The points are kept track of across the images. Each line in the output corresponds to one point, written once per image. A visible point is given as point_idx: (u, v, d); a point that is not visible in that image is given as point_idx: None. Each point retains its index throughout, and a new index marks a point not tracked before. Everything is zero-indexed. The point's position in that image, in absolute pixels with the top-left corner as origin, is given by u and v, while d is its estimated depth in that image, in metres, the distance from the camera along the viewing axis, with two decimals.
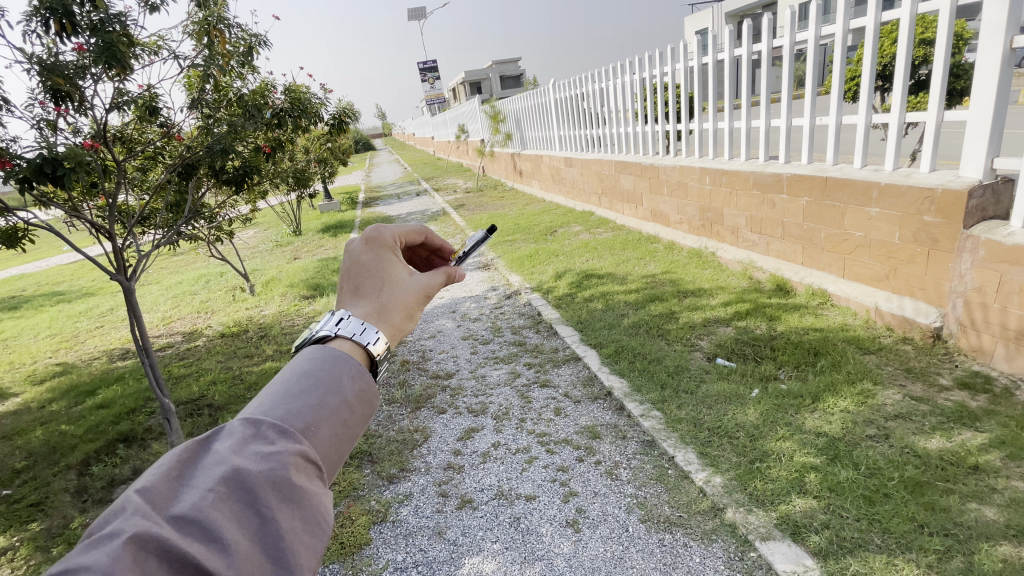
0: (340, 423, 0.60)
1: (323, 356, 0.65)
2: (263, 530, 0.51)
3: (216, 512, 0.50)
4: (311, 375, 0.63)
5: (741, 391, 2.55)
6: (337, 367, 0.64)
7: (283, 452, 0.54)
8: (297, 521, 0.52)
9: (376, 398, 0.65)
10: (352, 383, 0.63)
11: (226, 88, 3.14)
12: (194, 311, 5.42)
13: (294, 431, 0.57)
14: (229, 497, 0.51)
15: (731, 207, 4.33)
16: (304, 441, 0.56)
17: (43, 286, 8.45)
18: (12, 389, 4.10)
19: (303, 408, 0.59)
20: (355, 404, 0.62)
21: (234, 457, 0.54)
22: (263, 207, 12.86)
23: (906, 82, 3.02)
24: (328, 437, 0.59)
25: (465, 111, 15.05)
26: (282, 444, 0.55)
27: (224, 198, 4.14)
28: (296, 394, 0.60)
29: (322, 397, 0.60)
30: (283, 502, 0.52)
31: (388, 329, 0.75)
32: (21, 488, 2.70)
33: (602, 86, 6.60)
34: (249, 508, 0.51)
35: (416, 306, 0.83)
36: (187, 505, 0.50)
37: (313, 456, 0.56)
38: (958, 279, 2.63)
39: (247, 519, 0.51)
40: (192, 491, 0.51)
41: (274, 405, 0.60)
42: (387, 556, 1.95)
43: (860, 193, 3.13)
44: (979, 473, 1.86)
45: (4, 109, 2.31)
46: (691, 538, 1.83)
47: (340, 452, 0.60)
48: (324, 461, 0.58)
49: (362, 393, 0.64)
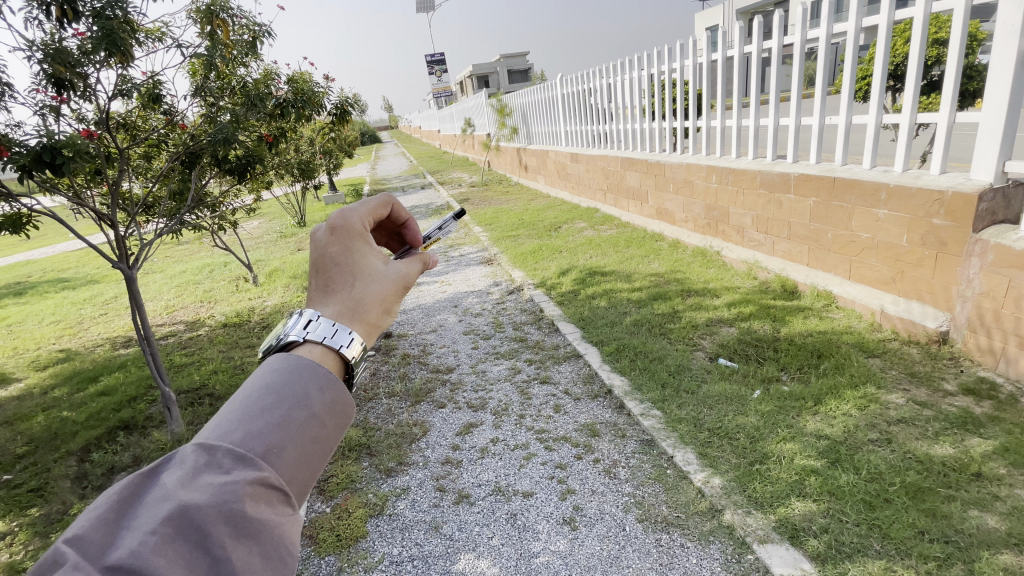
0: (306, 441, 0.58)
1: (290, 366, 0.63)
2: (214, 572, 0.48)
3: (158, 557, 0.48)
4: (273, 390, 0.60)
5: (742, 392, 2.53)
6: (305, 379, 0.62)
7: (236, 483, 0.52)
8: (255, 558, 0.50)
9: (348, 406, 0.63)
10: (321, 394, 0.61)
11: (230, 76, 3.12)
12: (197, 301, 5.44)
13: (252, 458, 0.54)
14: (176, 538, 0.50)
15: (738, 206, 4.29)
16: (263, 466, 0.54)
17: (49, 272, 8.51)
18: (16, 375, 4.13)
19: (263, 428, 0.57)
20: (325, 417, 0.60)
21: (183, 492, 0.53)
22: (268, 197, 12.87)
23: (918, 82, 2.97)
24: (293, 457, 0.57)
25: (472, 104, 14.99)
26: (236, 473, 0.53)
27: (228, 188, 4.14)
28: (256, 413, 0.58)
29: (285, 415, 0.57)
30: (236, 539, 0.50)
31: (366, 329, 0.76)
32: (22, 473, 2.72)
33: (610, 81, 6.54)
34: (198, 550, 0.49)
35: (395, 299, 0.84)
36: (125, 552, 0.48)
37: (274, 480, 0.54)
38: (966, 283, 2.59)
39: (195, 561, 0.49)
40: (133, 536, 0.50)
41: (232, 428, 0.58)
42: (382, 549, 1.95)
43: (869, 194, 3.08)
44: (982, 480, 1.84)
45: (8, 95, 2.32)
46: (689, 539, 1.82)
47: (307, 472, 0.58)
48: (290, 486, 0.56)
49: (333, 404, 0.62)
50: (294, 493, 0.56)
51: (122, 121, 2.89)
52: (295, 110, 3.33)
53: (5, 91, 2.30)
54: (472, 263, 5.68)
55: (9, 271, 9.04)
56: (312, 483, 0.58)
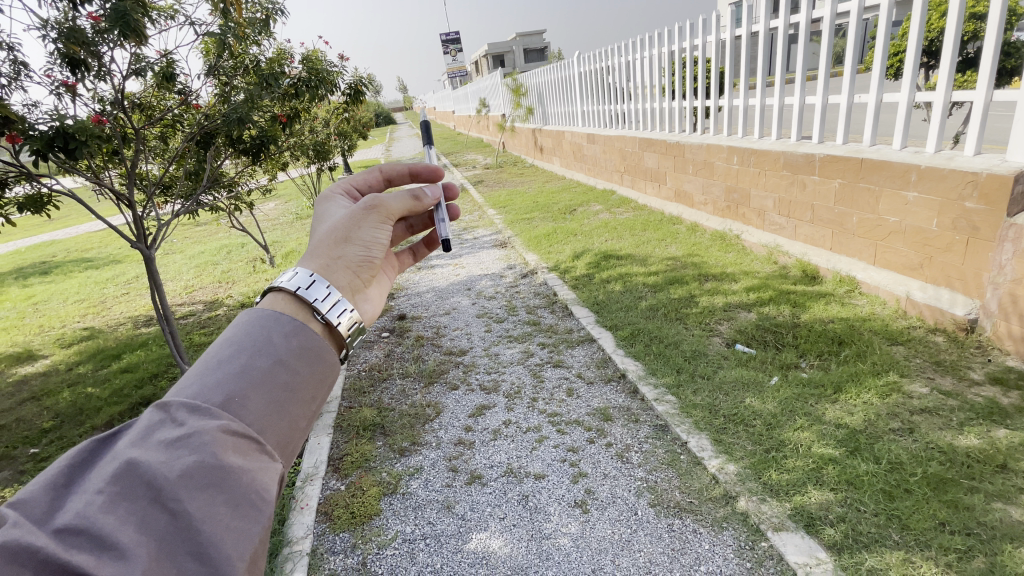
0: (270, 388, 0.63)
1: (253, 318, 0.69)
2: (174, 521, 0.53)
3: (108, 515, 0.52)
4: (233, 343, 0.66)
5: (760, 378, 2.48)
6: (269, 328, 0.68)
7: (193, 435, 0.57)
8: (218, 505, 0.54)
9: (316, 351, 0.69)
10: (285, 341, 0.67)
11: (243, 55, 3.08)
12: (215, 281, 5.52)
13: (212, 409, 0.60)
14: (125, 496, 0.53)
15: (759, 188, 4.17)
16: (223, 416, 0.59)
17: (73, 252, 8.69)
18: (42, 352, 4.25)
19: (222, 379, 0.62)
20: (290, 363, 0.66)
21: (134, 450, 0.57)
22: (283, 179, 12.92)
23: (955, 58, 2.81)
24: (255, 405, 0.62)
25: (487, 84, 14.76)
26: (192, 425, 0.58)
27: (243, 168, 4.15)
28: (217, 365, 0.63)
29: (247, 362, 0.64)
30: (194, 490, 0.54)
31: (313, 256, 0.86)
32: (49, 448, 2.81)
33: (628, 58, 6.36)
34: (152, 504, 0.53)
35: (349, 226, 0.93)
36: (74, 513, 0.52)
37: (237, 428, 0.59)
38: (997, 269, 2.49)
39: (151, 514, 0.53)
40: (81, 497, 0.54)
41: (189, 385, 0.63)
42: (395, 527, 1.98)
43: (897, 176, 2.96)
44: (1007, 472, 1.78)
45: (23, 74, 2.33)
46: (702, 525, 1.80)
47: (273, 419, 0.63)
48: (255, 433, 0.61)
49: (298, 349, 0.68)
50: (261, 440, 0.61)
51: (137, 101, 2.93)
52: (309, 89, 3.31)
53: (20, 70, 2.31)
54: (486, 246, 5.64)
55: (35, 251, 9.26)
56: (279, 427, 0.63)
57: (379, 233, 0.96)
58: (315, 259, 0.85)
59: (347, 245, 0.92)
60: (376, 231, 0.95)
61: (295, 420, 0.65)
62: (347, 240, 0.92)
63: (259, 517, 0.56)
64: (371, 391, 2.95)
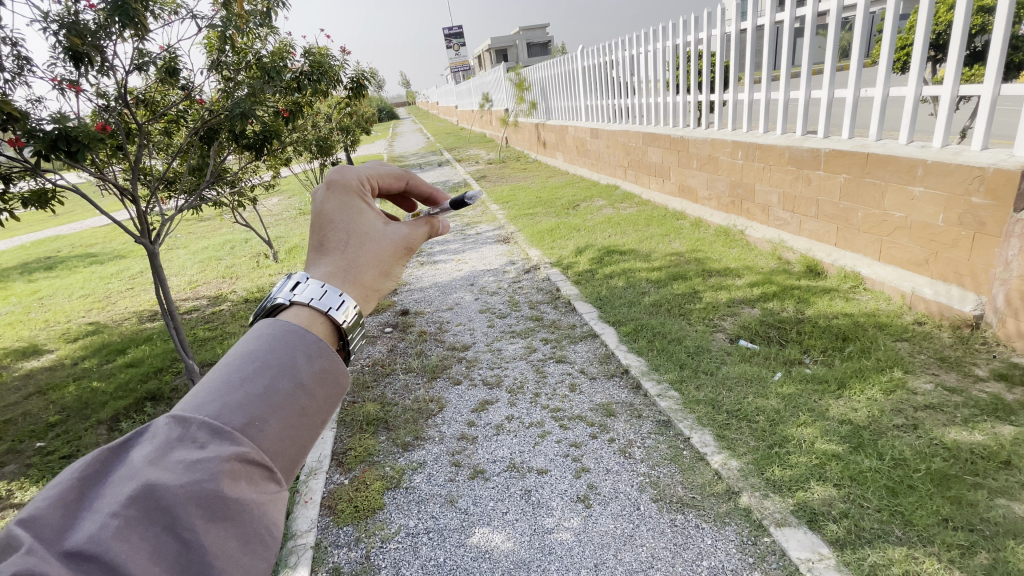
0: (292, 413, 0.56)
1: (274, 333, 0.61)
2: (186, 554, 0.47)
3: (120, 542, 0.46)
4: (255, 357, 0.58)
5: (763, 373, 2.48)
6: (292, 346, 0.60)
7: (211, 460, 0.50)
8: (230, 540, 0.48)
9: (339, 375, 0.61)
10: (308, 363, 0.59)
11: (246, 50, 3.07)
12: (219, 276, 5.55)
13: (230, 433, 0.53)
14: (141, 521, 0.47)
15: (764, 183, 4.15)
16: (242, 441, 0.53)
17: (78, 247, 8.75)
18: (48, 346, 4.29)
19: (243, 400, 0.55)
20: (311, 387, 0.58)
21: (151, 470, 0.50)
22: (285, 173, 12.96)
23: (961, 52, 2.78)
24: (274, 430, 0.55)
25: (489, 78, 14.73)
26: (212, 449, 0.51)
27: (246, 163, 4.16)
28: (239, 382, 0.56)
29: (270, 383, 0.56)
30: (209, 520, 0.48)
31: (359, 285, 0.76)
32: (55, 441, 2.84)
33: (632, 52, 6.31)
34: (167, 532, 0.48)
35: (391, 258, 0.85)
36: (85, 536, 0.46)
37: (254, 457, 0.53)
38: (1003, 266, 2.48)
39: (164, 543, 0.47)
40: (93, 519, 0.48)
41: (208, 399, 0.55)
42: (399, 521, 1.99)
43: (904, 170, 2.94)
44: (1011, 469, 1.77)
45: (27, 69, 2.34)
46: (704, 520, 1.81)
47: (291, 445, 0.56)
48: (270, 460, 0.54)
49: (322, 372, 0.60)
50: (275, 468, 0.54)
51: (141, 96, 2.93)
52: (310, 83, 3.32)
53: (24, 65, 2.31)
54: (489, 242, 5.64)
55: (40, 245, 9.35)
56: (299, 456, 0.57)
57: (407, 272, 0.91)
58: (360, 294, 0.75)
59: (386, 277, 0.84)
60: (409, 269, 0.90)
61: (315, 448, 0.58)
62: (388, 273, 0.84)
63: (268, 555, 0.50)
64: (375, 386, 2.97)
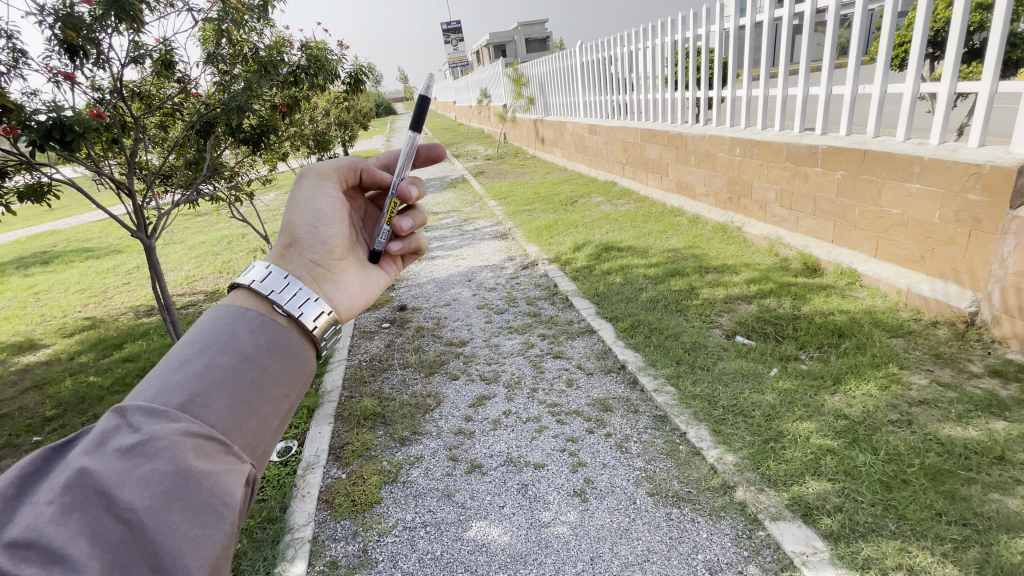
0: (235, 385, 0.65)
1: (218, 317, 0.72)
2: (130, 530, 0.53)
3: (60, 527, 0.52)
4: (196, 342, 0.68)
5: (759, 369, 2.49)
6: (233, 328, 0.71)
7: (151, 439, 0.58)
8: (177, 513, 0.55)
9: (280, 349, 0.73)
10: (251, 337, 0.71)
11: (243, 42, 3.09)
12: (216, 272, 5.52)
13: (170, 412, 0.60)
14: (78, 506, 0.54)
15: (761, 180, 4.16)
16: (182, 418, 0.60)
17: (74, 242, 8.69)
18: (44, 342, 4.27)
19: (183, 380, 0.64)
20: (253, 360, 0.69)
21: (86, 459, 0.57)
22: (283, 169, 12.87)
23: (959, 50, 2.78)
24: (216, 404, 0.63)
25: (488, 74, 14.67)
26: (148, 430, 0.58)
27: (243, 158, 4.13)
28: (180, 365, 0.65)
29: (210, 361, 0.66)
30: (151, 497, 0.55)
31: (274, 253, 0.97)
32: (52, 436, 2.84)
33: (631, 49, 6.30)
34: (107, 514, 0.54)
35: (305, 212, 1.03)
36: (23, 527, 0.51)
37: (198, 429, 0.60)
38: (999, 262, 2.49)
39: (106, 523, 0.53)
40: (30, 510, 0.53)
41: (147, 388, 0.63)
42: (396, 515, 2.00)
43: (900, 168, 2.95)
44: (1005, 464, 1.79)
45: (22, 62, 2.32)
46: (699, 514, 1.82)
47: (238, 417, 0.64)
48: (217, 431, 0.62)
49: (265, 345, 0.71)
50: (227, 439, 0.62)
51: (136, 89, 2.91)
52: (308, 77, 3.30)
53: (19, 58, 2.29)
54: (487, 238, 5.63)
55: (35, 240, 9.28)
56: (245, 427, 0.65)
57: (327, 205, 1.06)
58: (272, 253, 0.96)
59: (298, 230, 1.01)
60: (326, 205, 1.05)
61: (264, 419, 0.67)
62: (293, 223, 1.01)
63: (221, 524, 0.57)
64: (372, 380, 2.97)
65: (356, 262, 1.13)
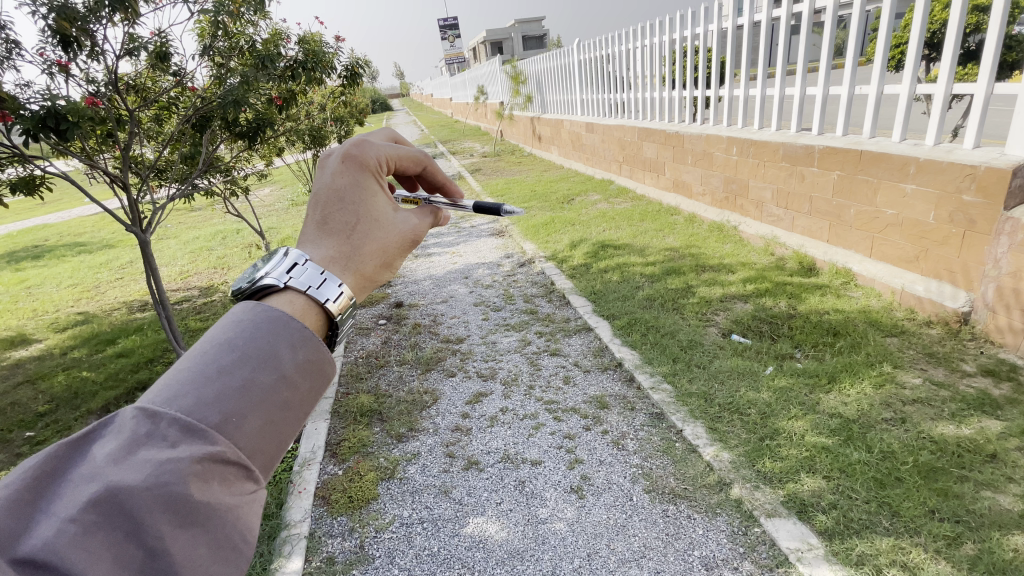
0: (270, 407, 0.58)
1: (259, 320, 0.63)
2: (152, 560, 0.48)
3: (79, 551, 0.46)
4: (234, 348, 0.59)
5: (755, 367, 2.50)
6: (273, 338, 0.61)
7: (183, 460, 0.51)
8: (200, 546, 0.50)
9: (322, 368, 0.64)
10: (292, 354, 0.61)
11: (238, 35, 3.06)
12: (210, 267, 5.49)
13: (206, 431, 0.53)
14: (102, 526, 0.48)
15: (757, 179, 4.18)
16: (217, 440, 0.54)
17: (65, 236, 8.61)
18: (36, 336, 4.23)
19: (219, 393, 0.56)
20: (293, 380, 0.61)
21: (112, 471, 0.50)
22: (278, 164, 12.79)
23: (956, 51, 2.80)
24: (251, 425, 0.57)
25: (483, 70, 14.65)
26: (183, 449, 0.52)
27: (239, 153, 4.11)
28: (216, 374, 0.57)
29: (249, 375, 0.58)
30: (177, 525, 0.49)
31: (360, 284, 0.80)
32: (45, 431, 2.82)
33: (629, 47, 6.30)
34: (129, 538, 0.48)
35: (395, 251, 0.90)
36: (41, 543, 0.45)
37: (230, 455, 0.54)
38: (993, 263, 2.51)
39: (126, 549, 0.48)
40: (49, 523, 0.47)
41: (179, 394, 0.56)
42: (393, 511, 2.00)
43: (896, 168, 2.97)
44: (997, 462, 1.81)
45: (16, 52, 2.29)
46: (695, 511, 1.83)
47: (268, 441, 0.58)
48: (247, 457, 0.56)
49: (305, 363, 0.62)
50: (253, 466, 0.56)
51: (131, 82, 2.88)
52: (305, 71, 3.28)
53: (13, 49, 2.27)
54: (483, 235, 5.63)
55: (27, 234, 9.19)
56: (274, 453, 0.58)
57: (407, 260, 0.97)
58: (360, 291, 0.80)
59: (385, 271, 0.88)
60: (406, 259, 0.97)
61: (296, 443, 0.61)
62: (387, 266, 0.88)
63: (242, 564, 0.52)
64: (369, 377, 2.97)
65: None
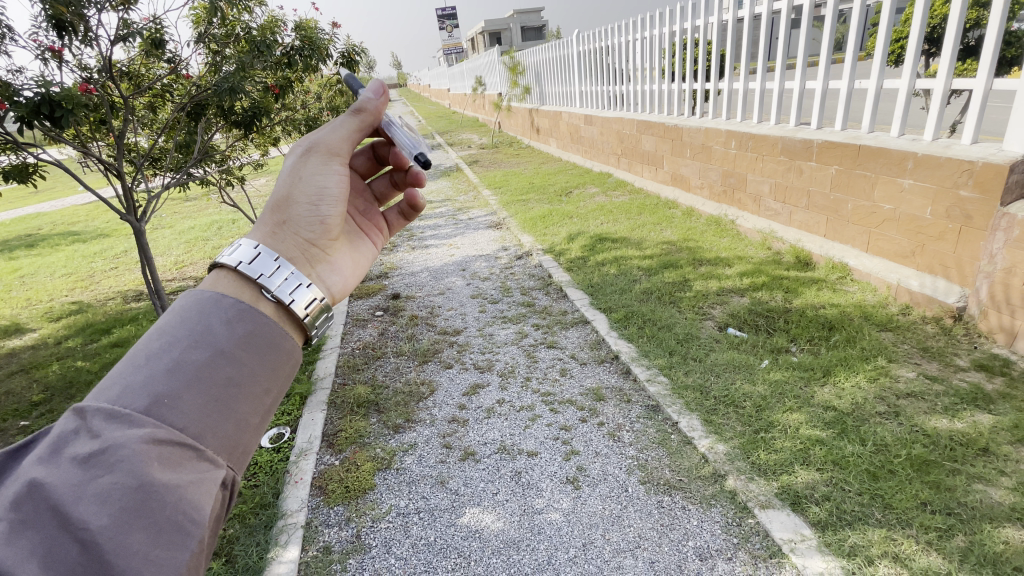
0: (206, 385, 0.64)
1: (191, 305, 0.70)
2: (85, 547, 0.53)
3: (9, 547, 0.51)
4: (164, 335, 0.66)
5: (750, 361, 2.52)
6: (206, 317, 0.69)
7: (112, 448, 0.57)
8: (138, 531, 0.55)
9: (257, 341, 0.71)
10: (227, 329, 0.69)
11: (234, 23, 3.02)
12: (206, 257, 5.45)
13: (133, 417, 0.59)
14: (30, 523, 0.53)
15: (755, 173, 4.18)
16: (146, 423, 0.59)
17: (59, 225, 8.51)
18: (30, 326, 4.20)
19: (151, 377, 0.62)
20: (230, 355, 0.67)
21: (41, 469, 0.56)
22: (273, 154, 12.64)
23: (956, 46, 2.79)
24: (186, 404, 0.62)
25: (482, 61, 14.47)
26: (109, 438, 0.58)
27: (235, 142, 4.07)
28: (147, 362, 0.63)
29: (180, 357, 0.64)
30: (108, 514, 0.54)
31: (260, 225, 0.91)
32: (39, 421, 2.81)
33: (629, 38, 6.26)
34: (62, 531, 0.54)
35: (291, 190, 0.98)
36: None
37: (164, 434, 0.59)
38: (988, 259, 2.52)
39: (61, 539, 0.53)
40: None
41: (110, 389, 0.62)
42: (389, 501, 2.01)
43: (894, 163, 2.97)
44: (989, 456, 1.82)
45: (9, 38, 2.25)
46: (690, 502, 1.84)
47: (208, 418, 0.63)
48: (185, 434, 0.61)
49: (241, 338, 0.69)
50: (198, 444, 0.62)
51: (126, 69, 2.85)
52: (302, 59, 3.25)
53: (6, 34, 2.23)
54: (480, 227, 5.61)
55: (20, 223, 9.08)
56: (217, 428, 0.64)
57: (326, 184, 1.02)
58: (261, 230, 0.90)
59: (294, 205, 0.96)
60: (325, 183, 1.01)
61: (244, 417, 0.67)
62: (291, 199, 0.96)
63: (187, 543, 0.57)
64: (365, 368, 2.96)
65: (347, 241, 1.11)
